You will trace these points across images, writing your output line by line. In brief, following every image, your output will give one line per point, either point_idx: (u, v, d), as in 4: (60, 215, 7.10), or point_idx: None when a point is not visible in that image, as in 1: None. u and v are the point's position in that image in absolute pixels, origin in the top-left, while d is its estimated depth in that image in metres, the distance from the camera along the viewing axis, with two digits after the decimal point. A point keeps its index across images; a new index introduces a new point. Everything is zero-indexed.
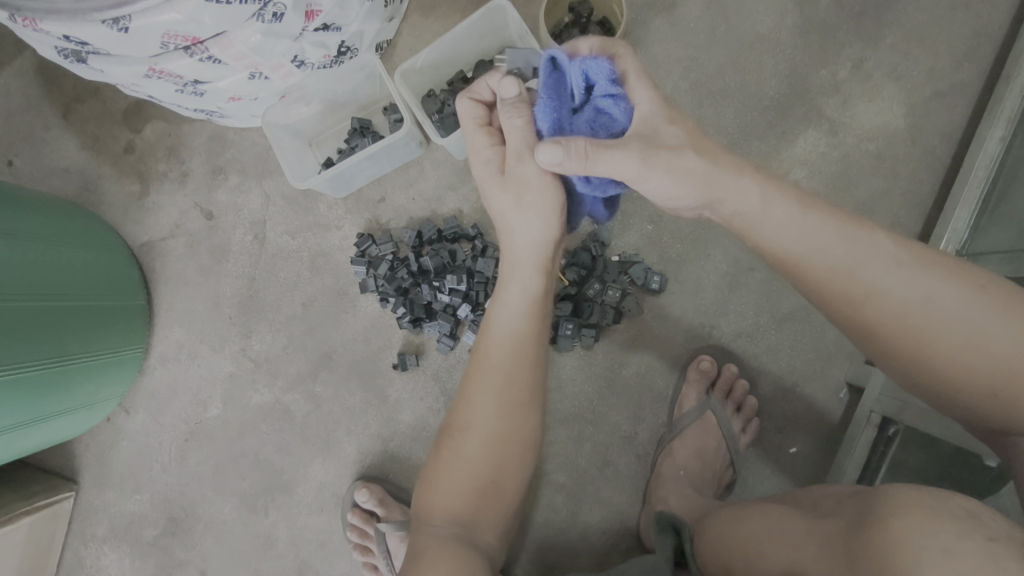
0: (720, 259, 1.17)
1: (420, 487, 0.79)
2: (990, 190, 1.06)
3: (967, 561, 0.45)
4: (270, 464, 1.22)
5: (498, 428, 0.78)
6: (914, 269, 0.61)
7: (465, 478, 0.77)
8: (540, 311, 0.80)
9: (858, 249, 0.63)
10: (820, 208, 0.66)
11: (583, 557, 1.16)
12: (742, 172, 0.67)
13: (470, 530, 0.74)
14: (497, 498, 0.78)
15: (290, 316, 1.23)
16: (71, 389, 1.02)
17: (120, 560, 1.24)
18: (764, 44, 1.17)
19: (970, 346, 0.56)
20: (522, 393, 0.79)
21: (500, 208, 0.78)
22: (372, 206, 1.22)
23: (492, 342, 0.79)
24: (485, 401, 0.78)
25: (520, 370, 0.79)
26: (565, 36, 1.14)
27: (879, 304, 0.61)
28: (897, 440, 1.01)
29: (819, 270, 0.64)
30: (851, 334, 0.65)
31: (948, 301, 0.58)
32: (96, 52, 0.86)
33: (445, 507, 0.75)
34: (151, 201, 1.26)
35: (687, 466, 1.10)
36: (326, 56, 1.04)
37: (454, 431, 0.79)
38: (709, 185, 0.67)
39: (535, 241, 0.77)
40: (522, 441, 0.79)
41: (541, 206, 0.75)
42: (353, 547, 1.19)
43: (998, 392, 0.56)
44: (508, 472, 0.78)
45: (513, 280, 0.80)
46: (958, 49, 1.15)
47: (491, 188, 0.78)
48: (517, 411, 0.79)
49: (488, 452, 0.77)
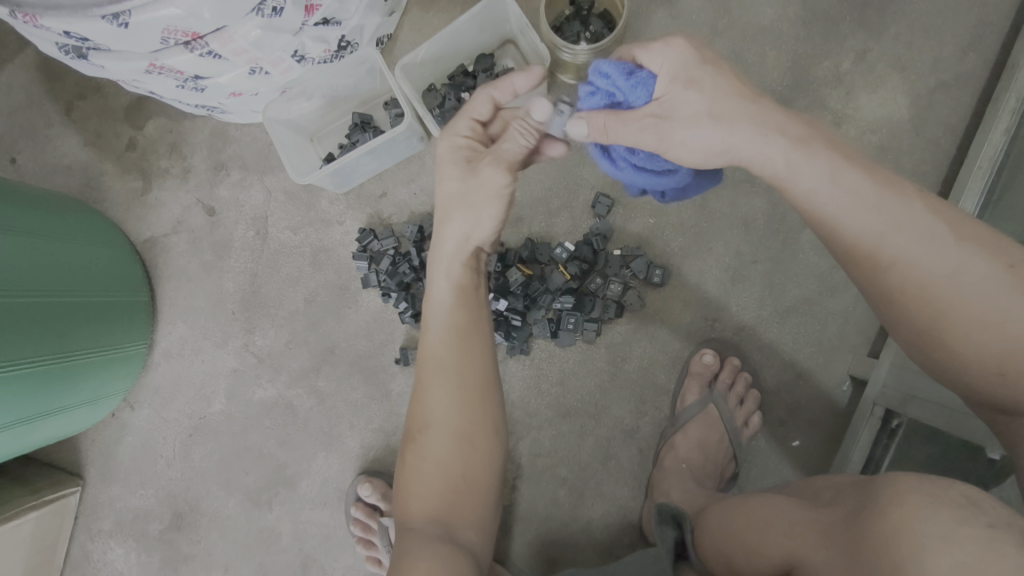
0: (722, 252, 1.16)
1: (397, 492, 0.79)
2: (995, 181, 1.05)
3: (966, 546, 0.45)
4: (273, 458, 1.23)
5: (456, 419, 0.78)
6: (947, 240, 0.59)
7: (434, 477, 0.76)
8: (471, 302, 0.82)
9: (889, 214, 0.61)
10: (857, 166, 0.63)
11: (586, 550, 1.16)
12: (768, 134, 0.66)
13: (450, 527, 0.74)
14: (473, 493, 0.76)
15: (293, 312, 1.23)
16: (75, 385, 1.03)
17: (126, 555, 1.25)
18: (767, 36, 1.16)
19: (990, 322, 0.57)
20: (475, 379, 0.80)
21: (447, 193, 0.80)
22: (373, 201, 1.22)
23: (434, 339, 0.81)
24: (440, 395, 0.79)
25: (466, 357, 0.80)
26: (566, 29, 1.13)
27: (905, 272, 0.60)
28: (901, 432, 1.00)
29: (846, 232, 0.63)
30: (870, 297, 0.65)
31: (974, 278, 0.57)
32: (97, 48, 0.86)
33: (421, 509, 0.75)
34: (153, 197, 1.26)
35: (689, 459, 1.10)
36: (326, 50, 1.04)
37: (416, 434, 0.79)
38: (732, 151, 0.68)
39: (470, 234, 0.81)
40: (486, 428, 0.79)
41: (484, 210, 0.79)
42: (356, 541, 1.19)
43: (1003, 371, 0.57)
44: (476, 462, 0.77)
45: (443, 272, 0.82)
46: (963, 39, 1.14)
47: (448, 172, 0.81)
48: (472, 399, 0.79)
49: (452, 447, 0.77)
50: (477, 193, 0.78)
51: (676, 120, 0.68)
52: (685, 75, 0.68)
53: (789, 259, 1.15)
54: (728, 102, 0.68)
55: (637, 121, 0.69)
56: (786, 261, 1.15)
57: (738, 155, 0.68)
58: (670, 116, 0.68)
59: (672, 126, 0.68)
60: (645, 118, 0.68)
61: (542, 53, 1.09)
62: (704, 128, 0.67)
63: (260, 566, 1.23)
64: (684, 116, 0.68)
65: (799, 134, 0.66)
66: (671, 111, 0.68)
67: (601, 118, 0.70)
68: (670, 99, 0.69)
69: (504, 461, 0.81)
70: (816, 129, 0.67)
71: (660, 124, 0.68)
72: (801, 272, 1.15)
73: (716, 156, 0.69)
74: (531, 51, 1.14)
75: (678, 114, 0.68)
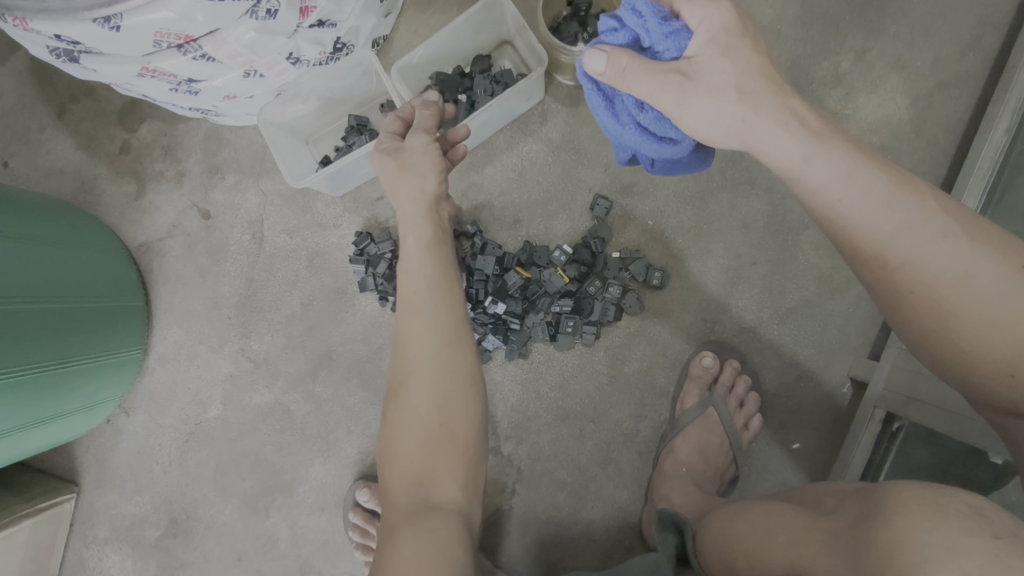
0: (722, 254, 1.16)
1: (382, 462, 0.76)
2: (995, 182, 1.05)
3: (972, 558, 0.44)
4: (271, 464, 1.22)
5: (433, 367, 0.75)
6: (960, 239, 0.58)
7: (413, 431, 0.73)
8: (439, 254, 0.83)
9: (902, 213, 0.60)
10: (870, 164, 0.63)
11: (586, 555, 1.15)
12: (785, 128, 0.65)
13: (428, 487, 0.70)
14: (453, 445, 0.73)
15: (289, 316, 1.22)
16: (69, 392, 1.01)
17: (122, 562, 1.24)
18: (766, 36, 1.15)
19: (1001, 324, 0.56)
20: (454, 326, 0.78)
21: (388, 177, 0.86)
22: (370, 204, 1.21)
23: (410, 293, 0.80)
24: (419, 344, 0.77)
25: (440, 306, 0.78)
26: (564, 29, 1.12)
27: (915, 272, 0.59)
28: (902, 435, 0.99)
29: (856, 230, 0.62)
30: (879, 298, 0.64)
31: (986, 278, 0.57)
32: (88, 51, 0.85)
33: (403, 472, 0.72)
34: (148, 201, 1.25)
35: (690, 463, 1.09)
36: (322, 53, 1.03)
37: (396, 391, 0.76)
38: (745, 136, 0.67)
39: (424, 194, 0.85)
40: (464, 375, 0.76)
41: (423, 167, 0.85)
42: (354, 547, 1.19)
43: (1014, 373, 0.56)
44: (455, 410, 0.74)
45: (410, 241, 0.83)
46: (963, 39, 1.14)
47: (383, 165, 0.86)
48: (449, 347, 0.77)
49: (431, 395, 0.74)
50: (415, 164, 0.85)
51: (699, 83, 0.66)
52: (721, 41, 0.66)
53: (788, 261, 1.15)
54: (756, 82, 0.67)
55: (659, 75, 0.66)
56: (786, 263, 1.15)
57: (748, 144, 0.68)
58: (693, 80, 0.66)
59: (695, 90, 0.66)
60: (670, 75, 0.66)
61: (540, 54, 1.08)
62: (723, 105, 0.66)
63: (258, 572, 1.21)
64: (710, 86, 0.66)
65: (812, 128, 0.66)
66: (695, 76, 0.66)
67: (625, 59, 0.66)
68: (699, 60, 0.67)
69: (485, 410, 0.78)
70: (829, 127, 0.66)
71: (682, 85, 0.66)
72: (800, 274, 1.14)
73: (730, 138, 0.68)
74: (528, 53, 1.13)
75: (702, 81, 0.66)
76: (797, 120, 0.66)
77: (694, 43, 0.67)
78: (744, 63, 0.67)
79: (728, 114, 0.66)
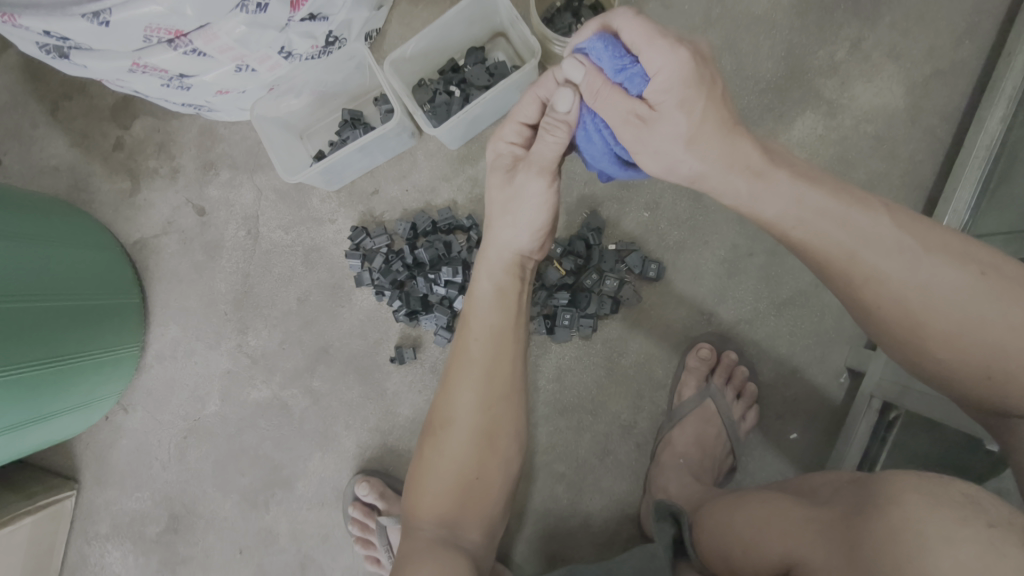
0: (718, 245, 1.15)
1: (408, 488, 0.79)
2: (991, 170, 1.04)
3: (967, 547, 0.45)
4: (269, 460, 1.22)
5: (478, 421, 0.78)
6: (917, 252, 0.58)
7: (449, 475, 0.76)
8: (509, 305, 0.81)
9: (858, 229, 0.60)
10: (823, 186, 0.63)
11: (585, 546, 1.16)
12: (735, 166, 0.64)
13: (455, 527, 0.75)
14: (483, 496, 0.77)
15: (286, 311, 1.22)
16: (67, 390, 1.01)
17: (123, 558, 1.25)
18: (760, 25, 1.15)
19: (967, 330, 0.56)
20: (503, 387, 0.79)
21: (527, 195, 0.76)
22: (365, 199, 1.21)
23: (469, 336, 0.80)
24: (465, 397, 0.78)
25: (499, 362, 0.79)
26: (558, 21, 1.11)
27: (878, 288, 0.59)
28: (899, 424, 1.00)
29: (818, 251, 0.62)
30: (851, 312, 0.64)
31: (947, 285, 0.57)
32: (78, 47, 0.84)
33: (432, 506, 0.75)
34: (143, 198, 1.24)
35: (686, 454, 1.09)
36: (314, 46, 1.02)
37: (437, 427, 0.79)
38: (697, 179, 0.66)
39: (513, 249, 0.81)
40: (505, 436, 0.79)
41: (532, 221, 0.78)
42: (354, 541, 1.19)
43: (990, 373, 0.56)
44: (492, 466, 0.78)
45: (488, 274, 0.82)
46: (958, 26, 1.13)
47: (530, 181, 0.76)
48: (494, 404, 0.78)
49: (470, 447, 0.77)
50: (518, 203, 0.78)
51: (654, 128, 0.63)
52: (680, 90, 0.61)
53: (785, 252, 1.14)
54: (711, 126, 0.63)
55: (619, 109, 0.64)
56: (783, 253, 1.14)
57: (700, 182, 0.67)
58: (649, 127, 0.64)
59: (651, 137, 0.64)
60: (629, 113, 0.64)
61: (533, 47, 1.08)
62: (675, 152, 0.64)
63: (259, 567, 1.22)
64: (664, 132, 0.63)
65: (766, 158, 0.64)
66: (651, 121, 0.63)
67: (597, 83, 0.65)
68: (660, 110, 0.63)
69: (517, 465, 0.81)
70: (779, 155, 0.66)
71: (638, 131, 0.64)
72: (797, 264, 1.14)
73: (680, 175, 0.67)
74: (522, 45, 1.13)
75: (659, 125, 0.63)
76: (751, 152, 0.64)
77: (654, 87, 0.62)
78: (700, 114, 0.62)
79: (681, 161, 0.64)
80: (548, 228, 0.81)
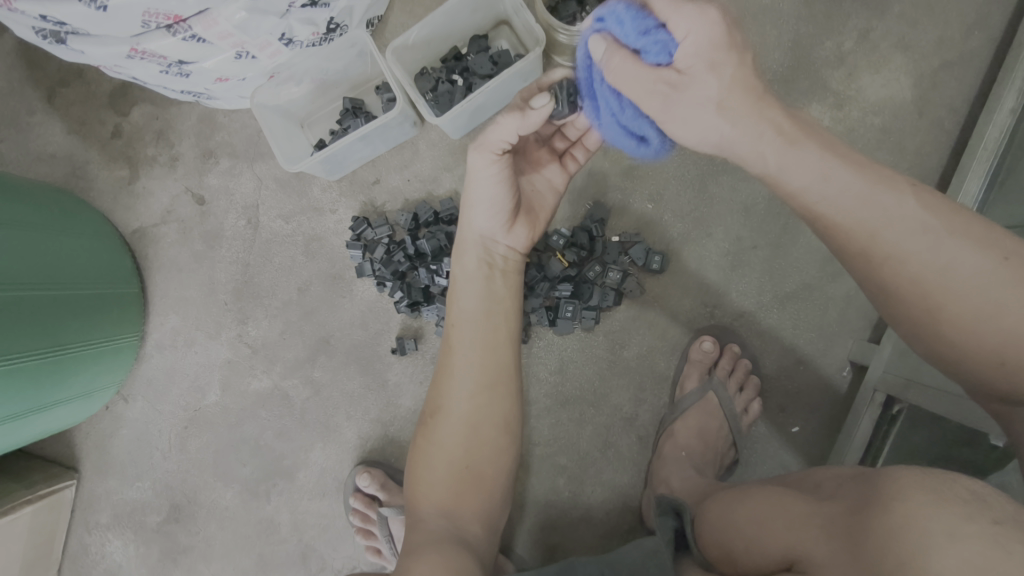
0: (722, 237, 1.15)
1: (409, 482, 0.80)
2: (999, 163, 1.03)
3: (971, 544, 0.44)
4: (271, 450, 1.22)
5: (468, 410, 0.78)
6: (940, 235, 0.58)
7: (442, 465, 0.77)
8: (491, 296, 0.83)
9: (882, 207, 0.59)
10: (846, 164, 0.61)
11: (585, 537, 1.16)
12: (764, 132, 0.63)
13: (455, 517, 0.75)
14: (479, 486, 0.77)
15: (287, 302, 1.21)
16: (66, 379, 1.01)
17: (124, 547, 1.25)
18: (768, 14, 1.13)
19: (980, 316, 0.55)
20: (489, 374, 0.80)
21: (474, 171, 0.77)
22: (366, 188, 1.20)
23: (454, 326, 0.82)
24: (454, 387, 0.79)
25: (484, 352, 0.80)
26: (562, 9, 1.09)
27: (898, 268, 0.59)
28: (901, 418, 0.99)
29: (840, 228, 0.61)
30: (868, 292, 0.64)
31: (968, 268, 0.56)
32: (76, 32, 0.82)
33: (429, 495, 0.76)
34: (141, 186, 1.23)
35: (689, 446, 1.09)
36: (315, 33, 1.01)
37: (430, 418, 0.80)
38: (722, 145, 0.65)
39: (475, 231, 0.83)
40: (493, 425, 0.79)
41: (480, 197, 0.79)
42: (355, 531, 1.19)
43: (1003, 361, 0.55)
44: (486, 456, 0.78)
45: (468, 258, 0.83)
46: (968, 17, 1.11)
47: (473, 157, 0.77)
48: (484, 393, 0.79)
49: (459, 435, 0.78)
50: (470, 182, 0.79)
51: (686, 95, 0.63)
52: (711, 55, 0.61)
53: (789, 244, 1.14)
54: (740, 93, 0.62)
55: (647, 86, 0.64)
56: (787, 246, 1.14)
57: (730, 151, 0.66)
58: (680, 91, 0.63)
59: (682, 102, 0.63)
60: (656, 86, 0.63)
61: (537, 34, 1.06)
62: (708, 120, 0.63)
63: (260, 556, 1.22)
64: (696, 100, 0.63)
65: (790, 136, 0.63)
66: (684, 89, 0.63)
67: (616, 60, 0.65)
68: (690, 75, 0.62)
69: (515, 454, 0.81)
70: (809, 131, 0.64)
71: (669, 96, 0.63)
72: (801, 257, 1.14)
73: (709, 146, 0.66)
74: (526, 33, 1.11)
75: (691, 90, 0.62)
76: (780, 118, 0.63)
77: (685, 51, 0.61)
78: (730, 77, 0.61)
79: (711, 129, 0.64)
80: (508, 207, 0.80)
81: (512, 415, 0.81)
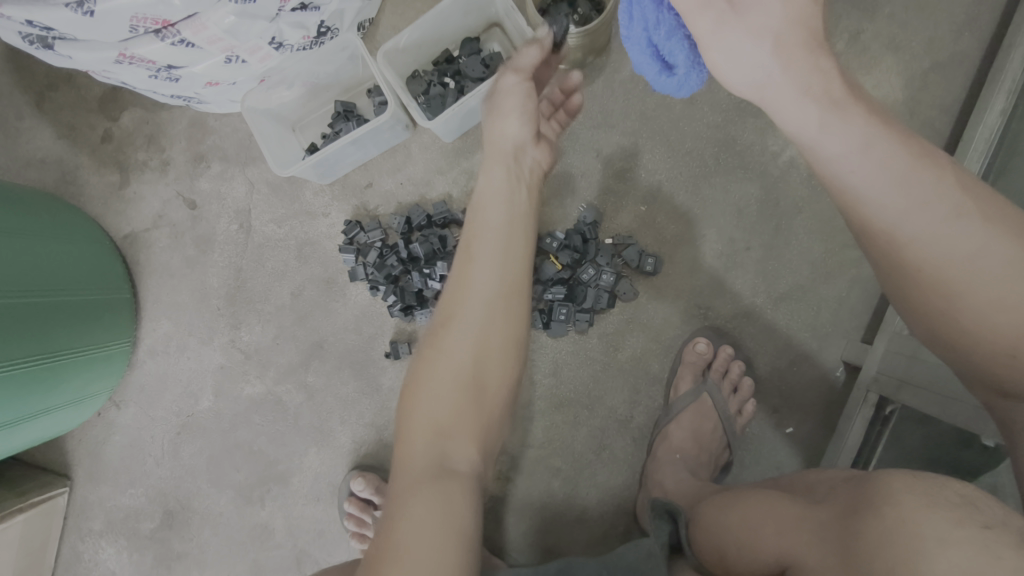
0: (715, 238, 1.15)
1: (405, 393, 0.76)
2: (991, 164, 1.03)
3: (962, 549, 0.45)
4: (264, 455, 1.21)
5: (480, 322, 0.76)
6: (973, 221, 0.57)
7: (446, 380, 0.73)
8: (513, 211, 0.82)
9: (920, 184, 0.59)
10: (890, 134, 0.61)
11: (581, 540, 1.16)
12: (807, 93, 0.62)
13: (451, 437, 0.71)
14: (482, 404, 0.74)
15: (280, 306, 1.21)
16: (56, 388, 1.00)
17: (117, 554, 1.24)
18: None
19: (996, 309, 0.56)
20: (505, 290, 0.78)
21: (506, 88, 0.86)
22: (359, 192, 1.19)
23: (474, 237, 0.80)
24: (467, 298, 0.77)
25: (502, 263, 0.78)
26: (553, 11, 1.10)
27: (923, 252, 0.58)
28: (894, 419, 0.99)
29: (868, 206, 0.60)
30: (883, 267, 0.63)
31: (993, 260, 0.56)
32: (63, 37, 0.82)
33: (428, 412, 0.72)
34: (132, 191, 1.22)
35: (683, 449, 1.09)
36: (305, 37, 1.00)
37: (439, 329, 0.77)
38: (766, 100, 0.65)
39: (505, 143, 0.85)
40: (501, 342, 0.76)
41: (510, 111, 0.85)
42: (350, 536, 1.18)
43: (1014, 355, 0.56)
44: (492, 373, 0.75)
45: (494, 171, 0.84)
46: (958, 17, 1.12)
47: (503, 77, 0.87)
48: (497, 308, 0.77)
49: (468, 351, 0.74)
50: (503, 99, 0.86)
51: (740, 18, 0.62)
52: None
53: (781, 245, 1.14)
54: (797, 39, 0.62)
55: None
56: (780, 247, 1.14)
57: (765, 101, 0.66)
58: (736, 10, 0.62)
59: (733, 30, 0.63)
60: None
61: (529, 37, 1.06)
62: (760, 64, 0.63)
63: (255, 562, 1.22)
64: (750, 33, 0.62)
65: (835, 98, 0.62)
66: (739, 7, 0.62)
67: None
68: None
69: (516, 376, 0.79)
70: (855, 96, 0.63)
71: (724, 13, 0.62)
72: (794, 258, 1.14)
73: (752, 92, 0.66)
74: (517, 35, 1.11)
75: (748, 14, 0.62)
76: (819, 82, 0.62)
77: None
78: (793, 12, 0.62)
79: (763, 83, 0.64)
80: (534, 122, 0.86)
81: (516, 372, 0.78)
